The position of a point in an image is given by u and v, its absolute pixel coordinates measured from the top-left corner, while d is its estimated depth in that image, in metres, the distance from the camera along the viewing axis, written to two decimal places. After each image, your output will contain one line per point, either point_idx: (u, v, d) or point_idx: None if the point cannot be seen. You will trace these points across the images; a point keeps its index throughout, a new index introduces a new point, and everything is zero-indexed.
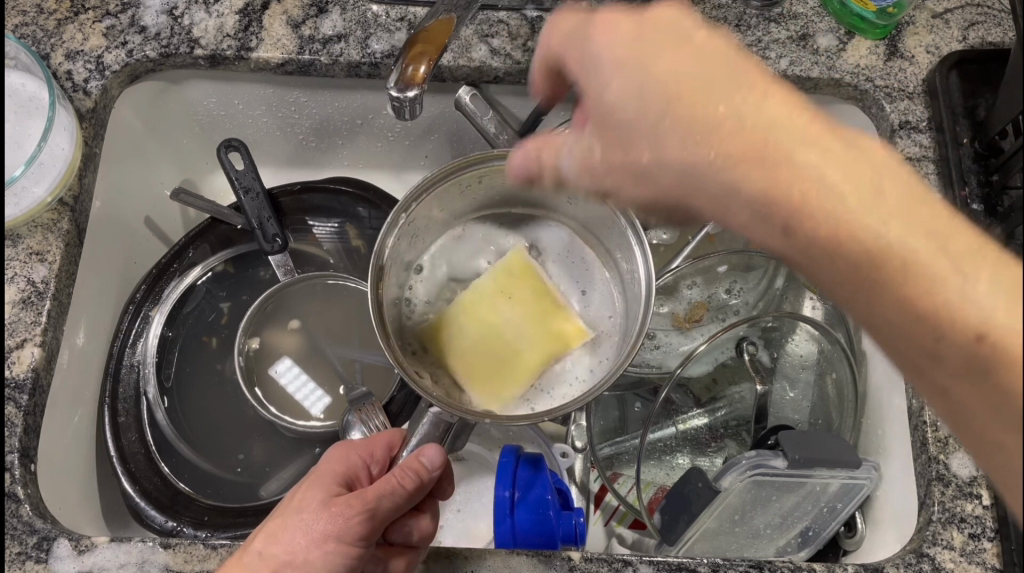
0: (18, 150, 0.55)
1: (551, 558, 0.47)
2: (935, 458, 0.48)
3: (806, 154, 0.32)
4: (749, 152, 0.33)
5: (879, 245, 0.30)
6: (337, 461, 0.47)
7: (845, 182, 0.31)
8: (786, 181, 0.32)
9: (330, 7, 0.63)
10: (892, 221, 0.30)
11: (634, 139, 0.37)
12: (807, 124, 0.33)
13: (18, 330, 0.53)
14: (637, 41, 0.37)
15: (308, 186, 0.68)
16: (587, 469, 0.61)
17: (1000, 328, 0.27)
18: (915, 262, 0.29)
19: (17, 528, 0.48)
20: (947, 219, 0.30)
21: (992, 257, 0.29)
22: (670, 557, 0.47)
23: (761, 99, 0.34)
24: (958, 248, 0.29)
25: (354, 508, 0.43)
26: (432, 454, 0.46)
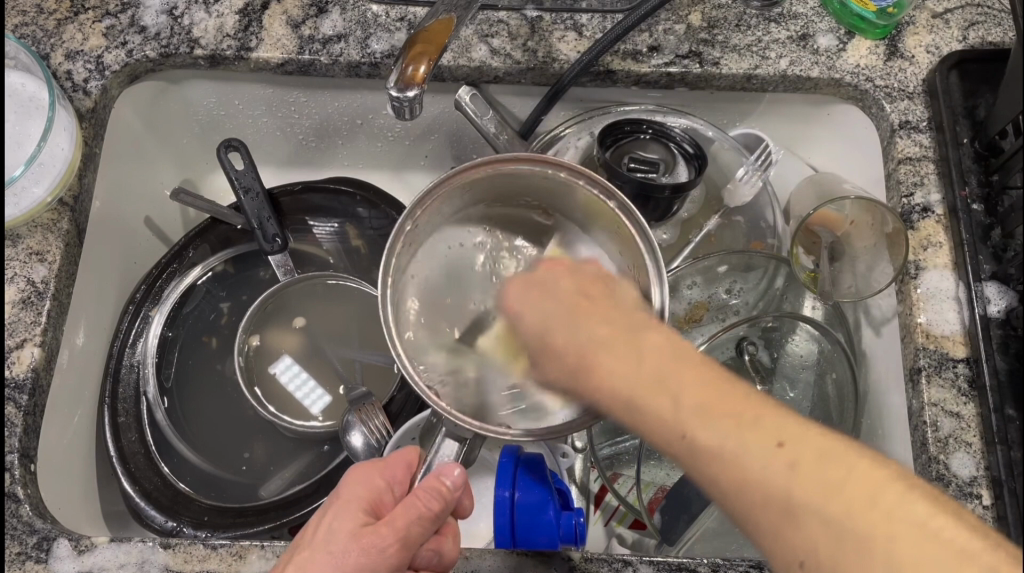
0: (17, 149, 0.55)
1: (551, 558, 0.48)
2: (935, 458, 0.48)
3: (666, 397, 0.37)
4: (637, 403, 0.38)
5: (715, 448, 0.34)
6: (360, 486, 0.45)
7: (693, 412, 0.36)
8: (672, 424, 0.36)
9: (330, 7, 0.63)
10: (748, 450, 0.34)
11: (574, 368, 0.41)
12: (694, 378, 0.37)
13: (18, 330, 0.53)
14: (550, 290, 0.45)
15: (309, 187, 0.68)
16: (588, 468, 0.62)
17: (812, 515, 0.31)
18: (765, 491, 0.33)
19: (16, 528, 0.48)
20: (832, 445, 0.33)
21: (860, 477, 0.31)
22: (670, 557, 0.48)
23: (665, 354, 0.39)
24: (814, 480, 0.32)
25: (385, 537, 0.42)
26: (453, 475, 0.44)
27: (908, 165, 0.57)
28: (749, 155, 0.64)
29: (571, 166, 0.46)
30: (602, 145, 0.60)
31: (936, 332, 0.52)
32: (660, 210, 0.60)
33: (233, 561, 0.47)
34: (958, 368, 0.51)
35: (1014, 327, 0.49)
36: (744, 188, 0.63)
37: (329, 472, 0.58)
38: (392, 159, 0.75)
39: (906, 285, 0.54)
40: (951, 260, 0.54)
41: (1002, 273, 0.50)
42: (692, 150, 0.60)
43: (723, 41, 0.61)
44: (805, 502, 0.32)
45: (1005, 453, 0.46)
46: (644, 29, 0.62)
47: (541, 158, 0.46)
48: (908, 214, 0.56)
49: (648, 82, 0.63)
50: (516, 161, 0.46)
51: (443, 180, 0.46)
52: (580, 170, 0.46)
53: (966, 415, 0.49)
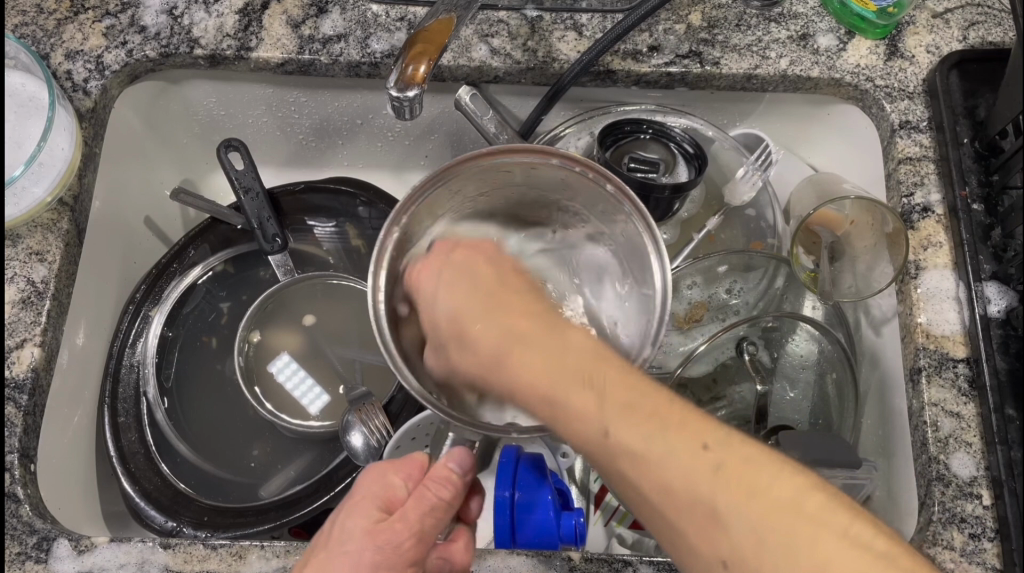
0: (17, 149, 0.55)
1: (551, 558, 0.49)
2: (935, 458, 0.48)
3: (580, 394, 0.36)
4: (558, 399, 0.36)
5: (640, 449, 0.34)
6: (375, 483, 0.45)
7: (617, 407, 0.35)
8: (593, 419, 0.35)
9: (330, 7, 0.63)
10: (676, 452, 0.34)
11: (491, 363, 0.39)
12: (620, 378, 0.36)
13: (18, 330, 0.53)
14: (466, 283, 0.43)
15: (310, 187, 0.68)
16: (588, 468, 0.62)
17: (737, 520, 0.32)
18: (690, 491, 0.33)
19: (17, 528, 0.48)
20: (756, 451, 0.34)
21: (781, 480, 0.33)
22: (668, 557, 0.49)
23: (583, 352, 0.37)
24: (733, 477, 0.33)
25: (401, 533, 0.42)
26: (460, 459, 0.45)
27: (908, 165, 0.57)
28: (749, 155, 0.64)
29: (562, 153, 0.45)
30: (602, 145, 0.60)
31: (936, 332, 0.52)
32: (660, 210, 0.60)
33: (233, 562, 0.47)
34: (958, 368, 0.51)
35: (1014, 327, 0.49)
36: (744, 188, 0.63)
37: (329, 472, 0.58)
38: (392, 159, 0.75)
39: (906, 285, 0.54)
40: (951, 259, 0.54)
41: (1003, 273, 0.51)
42: (692, 150, 0.60)
43: (723, 41, 0.61)
44: (730, 511, 0.32)
45: (1005, 453, 0.46)
46: (644, 29, 0.62)
47: (541, 148, 0.45)
48: (908, 214, 0.56)
49: (648, 82, 0.63)
50: (507, 152, 0.45)
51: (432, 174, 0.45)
52: (574, 158, 0.45)
53: (967, 415, 0.49)
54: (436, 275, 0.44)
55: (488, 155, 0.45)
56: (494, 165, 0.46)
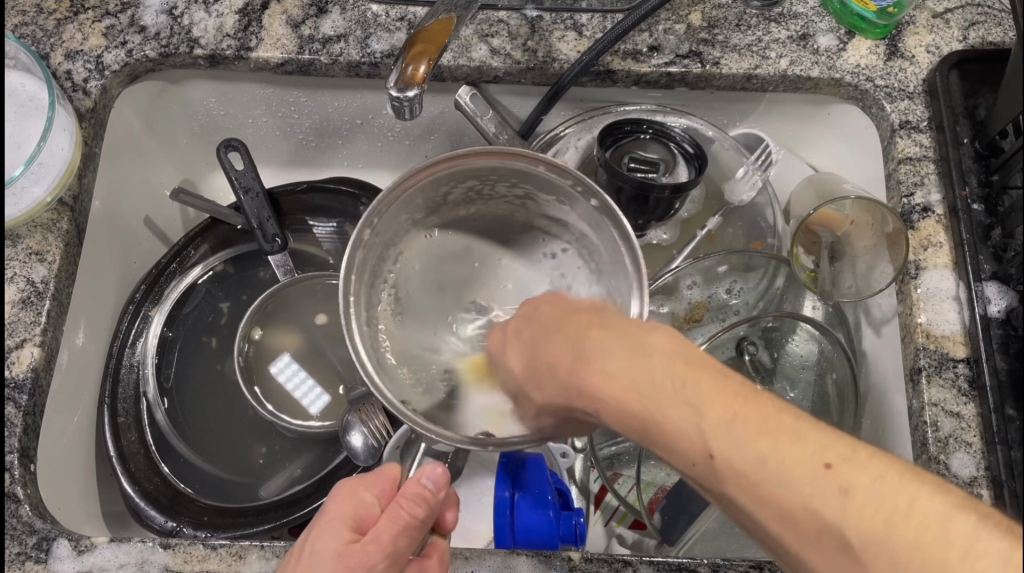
0: (17, 150, 0.55)
1: (551, 558, 0.47)
2: (935, 458, 0.48)
3: (672, 405, 0.31)
4: (657, 419, 0.32)
5: (746, 467, 0.29)
6: (345, 502, 0.45)
7: (705, 426, 0.30)
8: (680, 428, 0.31)
9: (330, 7, 0.63)
10: (789, 476, 0.29)
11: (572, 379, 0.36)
12: (717, 384, 0.31)
13: (18, 330, 0.53)
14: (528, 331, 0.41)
15: (308, 187, 0.68)
16: (587, 468, 0.61)
17: (867, 549, 0.27)
18: (815, 518, 0.28)
19: (16, 528, 0.48)
20: (890, 471, 0.28)
21: (924, 507, 0.27)
22: (670, 558, 0.47)
23: (665, 357, 0.33)
24: (862, 508, 0.27)
25: (372, 555, 0.42)
26: (433, 474, 0.45)
27: (908, 165, 0.57)
28: (749, 155, 0.64)
29: (546, 161, 0.44)
30: (602, 145, 0.60)
31: (936, 332, 0.52)
32: (660, 210, 0.59)
33: (233, 562, 0.47)
34: (958, 368, 0.51)
35: (1014, 326, 0.49)
36: (743, 187, 0.63)
37: (329, 472, 0.58)
38: (392, 159, 0.75)
39: (906, 285, 0.54)
40: (952, 259, 0.54)
41: (1002, 273, 0.51)
42: (692, 150, 0.60)
43: (723, 41, 0.61)
44: (869, 549, 0.27)
45: (1005, 453, 0.46)
46: (644, 29, 0.62)
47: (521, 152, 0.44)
48: (908, 214, 0.56)
49: (648, 82, 0.63)
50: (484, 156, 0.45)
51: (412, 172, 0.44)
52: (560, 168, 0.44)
53: (967, 415, 0.49)
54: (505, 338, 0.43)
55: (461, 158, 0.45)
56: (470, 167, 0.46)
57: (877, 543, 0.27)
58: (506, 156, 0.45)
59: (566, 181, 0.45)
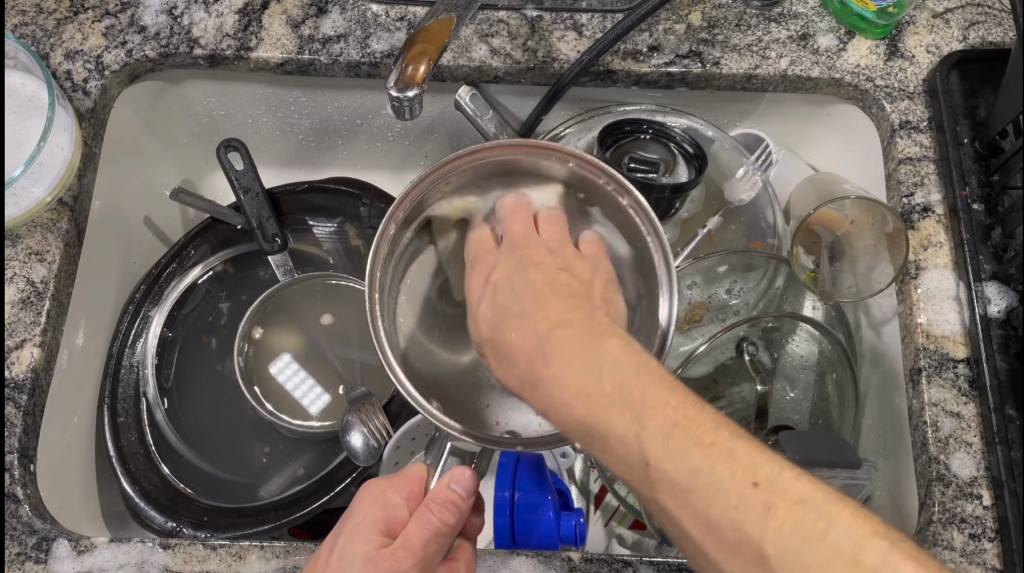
0: (17, 150, 0.55)
1: (551, 558, 0.47)
2: (935, 458, 0.48)
3: (621, 413, 0.33)
4: (597, 420, 0.34)
5: (680, 477, 0.32)
6: (375, 505, 0.45)
7: (646, 433, 0.33)
8: (623, 439, 0.33)
9: (330, 7, 0.63)
10: (720, 486, 0.31)
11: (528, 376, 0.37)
12: (660, 397, 0.34)
13: (18, 330, 0.53)
14: (514, 280, 0.40)
15: (307, 187, 0.67)
16: (588, 468, 0.62)
17: (784, 562, 0.30)
18: (734, 525, 0.31)
19: (16, 528, 0.48)
20: (810, 491, 0.31)
21: (835, 528, 0.30)
22: (670, 558, 0.47)
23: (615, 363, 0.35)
24: (783, 521, 0.30)
25: (402, 560, 0.42)
26: (463, 478, 0.44)
27: (908, 165, 0.57)
28: (749, 155, 0.64)
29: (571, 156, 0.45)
30: (602, 145, 0.60)
31: (936, 332, 0.52)
32: (660, 210, 0.59)
33: (233, 562, 0.47)
34: (959, 369, 0.51)
35: (1014, 327, 0.49)
36: (744, 188, 0.63)
37: (329, 472, 0.58)
38: (391, 159, 0.75)
39: (906, 285, 0.54)
40: (951, 259, 0.54)
41: (1003, 274, 0.51)
42: (692, 150, 0.60)
43: (723, 41, 0.61)
44: (781, 556, 0.30)
45: (1005, 453, 0.46)
46: (644, 29, 0.62)
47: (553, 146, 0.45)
48: (908, 214, 0.56)
49: (648, 82, 0.63)
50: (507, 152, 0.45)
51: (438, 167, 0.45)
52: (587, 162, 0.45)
53: (967, 415, 0.49)
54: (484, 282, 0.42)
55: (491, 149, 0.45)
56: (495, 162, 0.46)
57: (791, 557, 0.30)
58: (531, 150, 0.46)
59: (598, 179, 0.46)
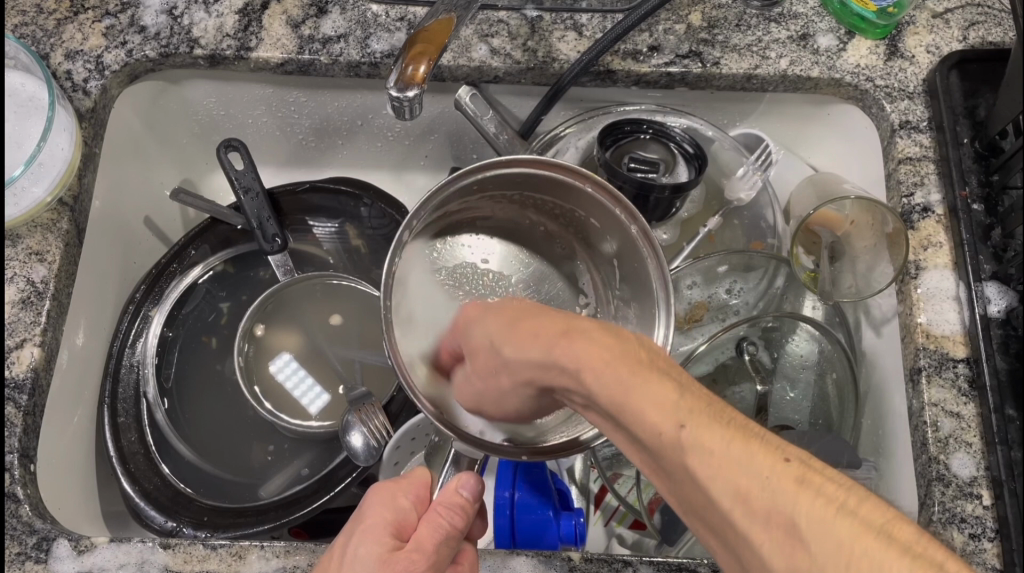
0: (17, 149, 0.55)
1: (551, 558, 0.47)
2: (935, 458, 0.48)
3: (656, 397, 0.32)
4: (626, 380, 0.33)
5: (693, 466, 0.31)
6: (385, 509, 0.45)
7: (678, 408, 0.32)
8: (657, 396, 0.32)
9: (330, 7, 0.63)
10: (756, 459, 0.30)
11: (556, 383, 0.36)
12: (691, 383, 0.34)
13: (18, 330, 0.53)
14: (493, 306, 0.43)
15: (306, 187, 0.67)
16: (588, 468, 0.62)
17: (824, 532, 0.27)
18: (769, 493, 0.29)
19: (17, 528, 0.48)
20: (838, 475, 0.30)
21: (868, 502, 0.29)
22: (670, 558, 0.47)
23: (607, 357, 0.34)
24: (819, 496, 0.29)
25: (416, 562, 0.42)
26: (468, 484, 0.45)
27: (908, 165, 0.57)
28: (749, 155, 0.64)
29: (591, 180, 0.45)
30: (602, 145, 0.60)
31: (936, 332, 0.52)
32: (660, 210, 0.59)
33: (233, 562, 0.47)
34: (958, 368, 0.51)
35: (1014, 327, 0.49)
36: (744, 188, 0.63)
37: (329, 472, 0.58)
38: (391, 158, 0.75)
39: (906, 285, 0.54)
40: (951, 259, 0.54)
41: (1003, 273, 0.51)
42: (692, 150, 0.60)
43: (723, 41, 0.61)
44: (819, 523, 0.28)
45: (1005, 453, 0.46)
46: (644, 29, 0.62)
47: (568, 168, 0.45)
48: (908, 214, 0.56)
49: (648, 82, 0.63)
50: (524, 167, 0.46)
51: (461, 175, 0.45)
52: (615, 198, 0.46)
53: (967, 415, 0.49)
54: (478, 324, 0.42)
55: (501, 164, 0.45)
56: (503, 175, 0.47)
57: (831, 524, 0.28)
58: (542, 167, 0.46)
59: (610, 206, 0.47)
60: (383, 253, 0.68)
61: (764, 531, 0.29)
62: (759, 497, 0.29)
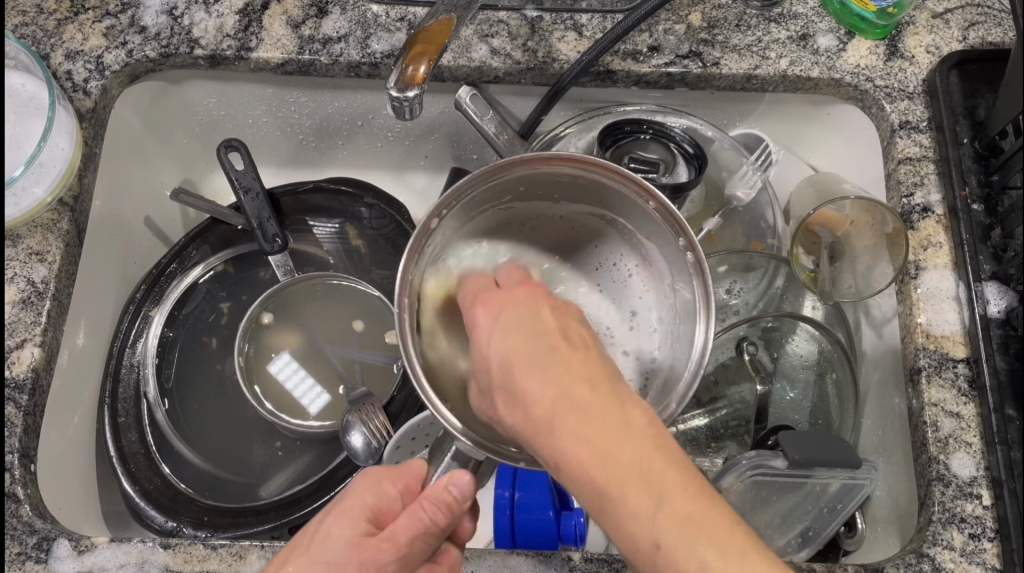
0: (17, 149, 0.55)
1: (551, 558, 0.47)
2: (935, 458, 0.48)
3: (676, 474, 0.33)
4: (549, 415, 0.34)
5: (690, 567, 0.31)
6: (369, 493, 0.43)
7: (648, 438, 0.34)
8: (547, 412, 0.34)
9: (330, 8, 0.63)
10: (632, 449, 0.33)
11: (538, 430, 0.34)
12: (575, 369, 0.36)
13: (18, 330, 0.53)
14: (513, 321, 0.38)
15: (307, 187, 0.67)
16: None
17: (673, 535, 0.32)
18: (632, 468, 0.33)
19: (16, 528, 0.48)
20: (703, 512, 0.32)
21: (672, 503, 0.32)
22: None
23: (639, 433, 0.34)
24: (673, 508, 0.32)
25: (385, 554, 0.41)
26: (462, 482, 0.41)
27: (908, 165, 0.57)
28: (749, 155, 0.64)
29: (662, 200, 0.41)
30: (602, 146, 0.60)
31: (936, 332, 0.52)
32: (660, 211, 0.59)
33: (233, 561, 0.47)
34: (958, 368, 0.51)
35: (1014, 326, 0.49)
36: (745, 189, 0.64)
37: (329, 472, 0.58)
38: (392, 158, 0.75)
39: (906, 285, 0.54)
40: (951, 259, 0.54)
41: (1002, 273, 0.51)
42: (692, 150, 0.60)
43: (723, 41, 0.61)
44: (660, 508, 0.32)
45: (1005, 453, 0.47)
46: (644, 29, 0.62)
47: (619, 171, 0.41)
48: (908, 214, 0.56)
49: (648, 82, 0.63)
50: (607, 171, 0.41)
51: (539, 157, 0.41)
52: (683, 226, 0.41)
53: (967, 415, 0.49)
54: (490, 320, 0.39)
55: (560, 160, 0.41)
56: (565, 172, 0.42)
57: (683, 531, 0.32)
58: (581, 164, 0.41)
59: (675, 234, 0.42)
60: (384, 253, 0.68)
61: (631, 481, 0.33)
62: (634, 477, 0.33)
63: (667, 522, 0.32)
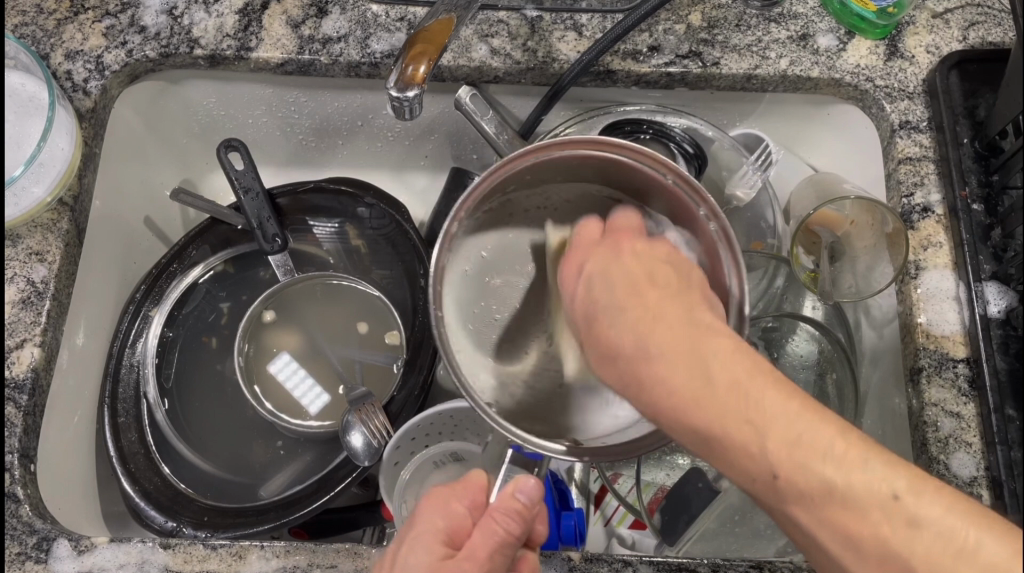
0: (17, 149, 0.55)
1: (551, 558, 0.47)
2: (935, 458, 0.48)
3: (778, 402, 0.30)
4: (642, 364, 0.33)
5: (824, 494, 0.29)
6: (438, 513, 0.43)
7: (750, 370, 0.31)
8: (637, 354, 0.33)
9: (330, 7, 0.63)
10: (730, 377, 0.31)
11: (627, 373, 0.34)
12: (664, 309, 0.34)
13: (18, 330, 0.53)
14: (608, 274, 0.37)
15: (305, 187, 0.67)
16: (587, 468, 0.62)
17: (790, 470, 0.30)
18: (737, 407, 0.30)
19: (16, 528, 0.48)
20: (817, 439, 0.30)
21: (786, 430, 0.30)
22: (670, 558, 0.47)
23: (734, 363, 0.31)
24: (790, 447, 0.30)
25: (468, 569, 0.40)
26: (528, 488, 0.41)
27: (908, 165, 0.57)
28: (748, 155, 0.64)
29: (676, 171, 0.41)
30: None
31: (936, 332, 0.52)
32: None
33: (233, 562, 0.47)
34: (958, 369, 0.51)
35: (1014, 326, 0.49)
36: (744, 188, 0.64)
37: (329, 472, 0.58)
38: (391, 158, 0.75)
39: (906, 285, 0.54)
40: (951, 259, 0.54)
41: (1002, 273, 0.51)
42: (691, 150, 0.61)
43: (723, 41, 0.61)
44: (776, 434, 0.30)
45: (1005, 452, 0.47)
46: (644, 29, 0.62)
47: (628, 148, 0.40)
48: (908, 214, 0.56)
49: (648, 82, 0.63)
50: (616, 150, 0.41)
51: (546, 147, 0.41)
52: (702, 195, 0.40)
53: (967, 415, 0.49)
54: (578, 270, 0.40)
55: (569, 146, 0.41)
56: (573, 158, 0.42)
57: (796, 471, 0.30)
58: (602, 146, 0.41)
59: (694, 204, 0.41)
60: (383, 253, 0.68)
61: (730, 415, 0.30)
62: (736, 419, 0.30)
63: (781, 454, 0.30)
